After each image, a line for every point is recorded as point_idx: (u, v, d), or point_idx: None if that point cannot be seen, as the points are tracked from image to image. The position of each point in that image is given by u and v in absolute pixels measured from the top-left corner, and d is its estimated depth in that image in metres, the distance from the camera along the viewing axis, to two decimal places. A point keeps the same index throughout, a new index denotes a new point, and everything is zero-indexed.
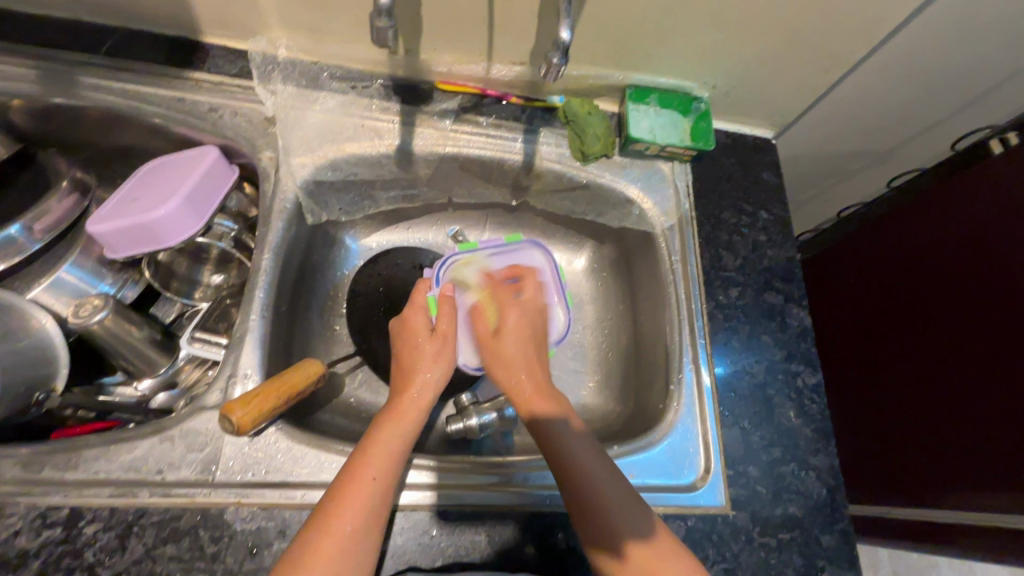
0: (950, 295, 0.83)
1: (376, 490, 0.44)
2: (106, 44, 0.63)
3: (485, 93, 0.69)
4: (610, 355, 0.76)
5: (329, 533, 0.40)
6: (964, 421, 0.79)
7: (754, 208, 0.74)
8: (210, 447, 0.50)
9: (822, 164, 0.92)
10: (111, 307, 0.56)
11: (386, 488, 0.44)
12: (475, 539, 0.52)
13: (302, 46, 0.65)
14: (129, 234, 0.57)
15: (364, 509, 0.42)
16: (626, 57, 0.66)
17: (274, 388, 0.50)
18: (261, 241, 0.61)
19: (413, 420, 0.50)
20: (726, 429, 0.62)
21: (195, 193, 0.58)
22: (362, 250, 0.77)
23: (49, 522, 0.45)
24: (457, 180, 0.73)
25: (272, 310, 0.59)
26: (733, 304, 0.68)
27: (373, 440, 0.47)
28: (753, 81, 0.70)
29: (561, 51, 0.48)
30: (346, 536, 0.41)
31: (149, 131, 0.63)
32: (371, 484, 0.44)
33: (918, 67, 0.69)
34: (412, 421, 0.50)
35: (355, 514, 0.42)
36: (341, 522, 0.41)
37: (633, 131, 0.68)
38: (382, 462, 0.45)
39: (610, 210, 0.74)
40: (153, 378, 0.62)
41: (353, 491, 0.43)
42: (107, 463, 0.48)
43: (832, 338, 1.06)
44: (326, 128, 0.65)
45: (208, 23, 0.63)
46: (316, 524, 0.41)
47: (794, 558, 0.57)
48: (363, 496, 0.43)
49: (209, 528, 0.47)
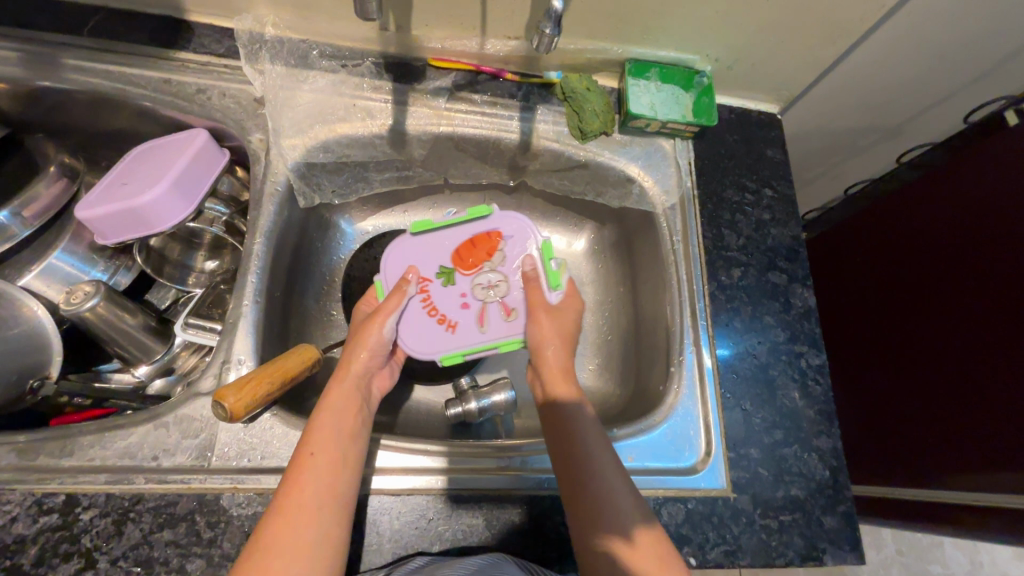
0: (959, 275, 0.82)
1: (321, 469, 0.43)
2: (88, 25, 0.61)
3: (480, 69, 0.67)
4: (611, 338, 0.75)
5: (283, 517, 0.40)
6: (973, 402, 0.77)
7: (757, 185, 0.72)
8: (205, 433, 0.50)
9: (830, 141, 0.89)
10: (102, 293, 0.55)
11: (330, 469, 0.43)
12: (473, 523, 0.52)
13: (290, 23, 0.63)
14: (119, 220, 0.56)
15: (314, 491, 0.42)
16: (625, 30, 0.64)
17: (267, 372, 0.50)
18: (253, 225, 0.59)
19: (348, 398, 0.49)
20: (727, 411, 0.61)
21: (184, 176, 0.57)
22: (358, 234, 0.76)
23: (46, 508, 0.45)
24: (453, 161, 0.72)
25: (265, 295, 0.58)
26: (735, 285, 0.66)
27: (314, 422, 0.46)
28: (758, 51, 0.67)
29: (554, 20, 0.47)
30: (303, 517, 0.40)
31: (136, 114, 0.62)
32: (312, 462, 0.43)
33: (931, 35, 0.66)
34: (351, 399, 0.49)
35: (305, 495, 0.41)
36: (291, 508, 0.41)
37: (633, 106, 0.66)
38: (325, 441, 0.45)
39: (609, 190, 0.73)
40: (148, 365, 0.61)
41: (299, 476, 0.42)
42: (101, 450, 0.48)
43: (839, 318, 1.05)
44: (317, 109, 0.64)
45: (193, 1, 0.61)
46: (271, 514, 0.41)
47: (794, 540, 0.56)
48: (310, 475, 0.42)
49: (205, 513, 0.47)
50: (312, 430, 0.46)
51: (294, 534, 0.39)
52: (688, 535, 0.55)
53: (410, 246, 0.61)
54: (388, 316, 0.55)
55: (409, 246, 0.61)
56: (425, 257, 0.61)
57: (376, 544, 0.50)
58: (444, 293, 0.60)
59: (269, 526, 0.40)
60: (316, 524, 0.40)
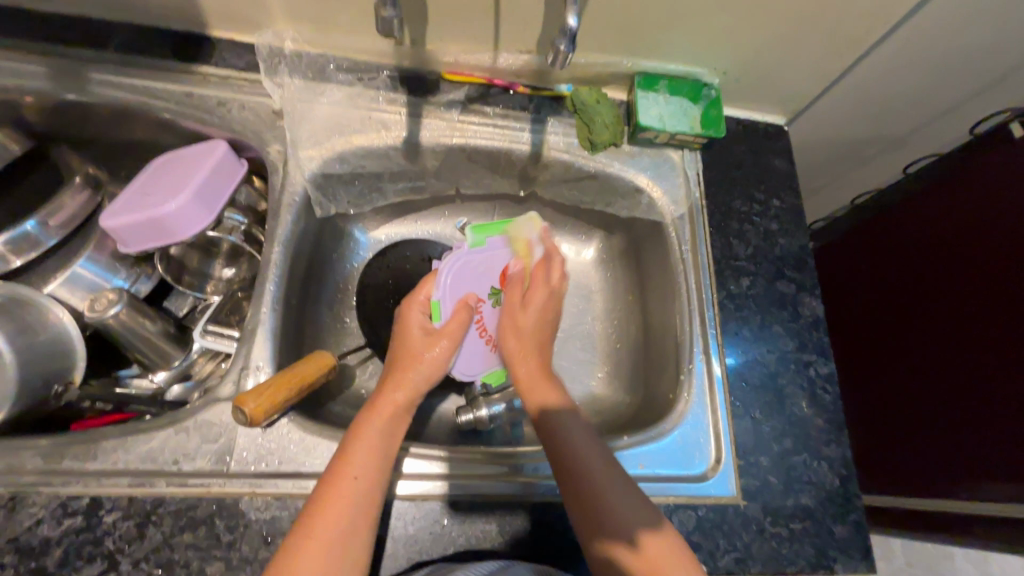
0: (965, 285, 0.82)
1: (360, 488, 0.44)
2: (113, 40, 0.63)
3: (492, 82, 0.69)
4: (619, 346, 0.76)
5: (314, 535, 0.41)
6: (981, 411, 0.77)
7: (765, 196, 0.73)
8: (225, 438, 0.51)
9: (836, 151, 0.90)
10: (125, 300, 0.57)
11: (369, 485, 0.44)
12: (487, 529, 0.52)
13: (308, 38, 0.64)
14: (142, 229, 0.58)
15: (351, 505, 0.43)
16: (634, 44, 0.65)
17: (286, 379, 0.51)
18: (271, 234, 0.61)
19: (394, 420, 0.50)
20: (736, 420, 0.61)
21: (205, 186, 0.58)
22: (371, 243, 0.77)
23: (70, 510, 0.46)
24: (465, 171, 0.73)
25: (283, 303, 0.60)
26: (744, 293, 0.67)
27: (359, 438, 0.47)
28: (766, 64, 0.68)
29: (568, 37, 0.48)
30: (336, 531, 0.41)
31: (158, 126, 0.63)
32: (353, 480, 0.44)
33: (935, 49, 0.67)
34: (394, 419, 0.50)
35: (340, 513, 0.42)
36: (327, 520, 0.42)
37: (642, 118, 0.67)
38: (367, 460, 0.45)
39: (618, 200, 0.74)
40: (168, 370, 0.62)
41: (340, 488, 0.43)
42: (124, 454, 0.49)
43: (846, 327, 1.05)
44: (334, 121, 0.65)
45: (215, 17, 0.63)
46: (307, 520, 0.42)
47: (805, 548, 0.57)
48: (349, 493, 0.43)
49: (225, 517, 0.48)
50: (356, 446, 0.46)
51: (324, 550, 0.40)
52: (699, 542, 0.55)
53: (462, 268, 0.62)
54: (450, 343, 0.57)
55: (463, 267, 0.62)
56: (475, 278, 0.63)
57: (390, 549, 0.50)
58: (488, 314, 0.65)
59: (301, 539, 0.41)
60: (346, 545, 0.41)
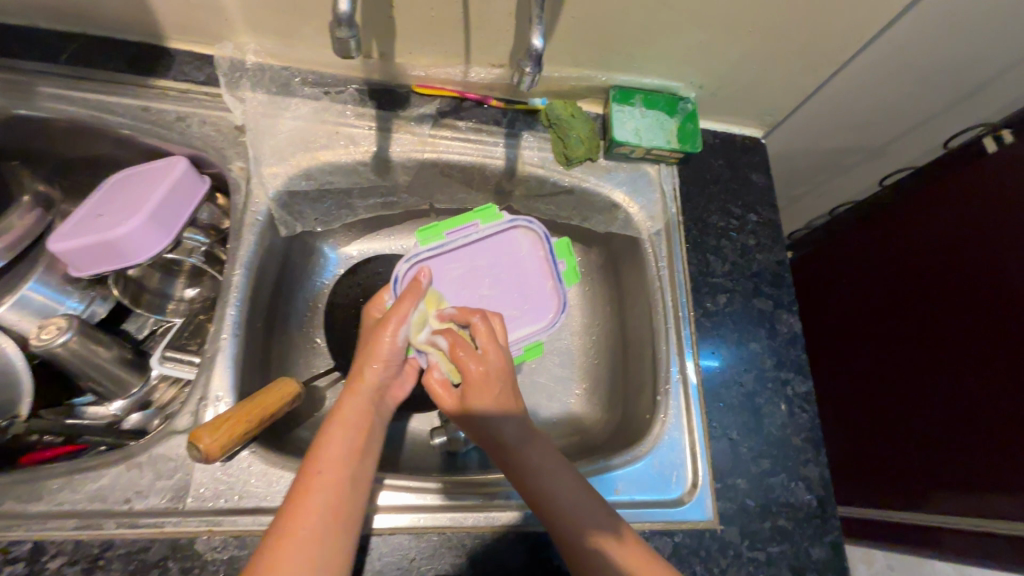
0: (936, 300, 0.83)
1: (332, 491, 0.41)
2: (65, 52, 0.60)
3: (465, 96, 0.67)
4: (597, 362, 0.75)
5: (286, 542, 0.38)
6: (965, 422, 0.77)
7: (742, 210, 0.73)
8: (180, 474, 0.49)
9: (813, 162, 0.90)
10: (76, 328, 0.53)
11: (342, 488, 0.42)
12: (456, 562, 0.51)
13: (273, 52, 0.62)
14: (93, 253, 0.55)
15: (326, 511, 0.40)
16: (607, 58, 0.64)
17: (245, 412, 0.48)
18: (233, 256, 0.58)
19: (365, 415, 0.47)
20: (714, 441, 0.60)
21: (162, 207, 0.56)
22: (341, 259, 0.75)
23: (11, 557, 0.44)
24: (439, 187, 0.71)
25: (245, 328, 0.57)
26: (720, 311, 0.66)
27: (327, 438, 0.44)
28: (740, 80, 0.68)
29: (534, 59, 0.46)
30: (308, 537, 0.39)
31: (114, 142, 0.61)
32: (325, 481, 0.41)
33: (908, 64, 0.67)
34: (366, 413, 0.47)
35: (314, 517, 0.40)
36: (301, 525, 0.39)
37: (618, 132, 0.66)
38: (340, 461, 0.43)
39: (595, 215, 0.72)
40: (124, 400, 0.60)
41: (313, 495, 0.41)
42: (71, 494, 0.47)
43: (823, 337, 1.05)
44: (299, 137, 0.63)
45: (174, 29, 0.60)
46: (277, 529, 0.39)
47: (782, 572, 0.56)
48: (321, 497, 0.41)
49: (179, 559, 0.46)
50: (325, 446, 0.44)
51: (296, 558, 0.37)
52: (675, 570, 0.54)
53: (547, 247, 0.62)
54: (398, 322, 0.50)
55: (545, 251, 0.62)
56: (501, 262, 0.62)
57: None
58: (501, 295, 0.61)
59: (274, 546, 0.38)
60: (320, 548, 0.39)
